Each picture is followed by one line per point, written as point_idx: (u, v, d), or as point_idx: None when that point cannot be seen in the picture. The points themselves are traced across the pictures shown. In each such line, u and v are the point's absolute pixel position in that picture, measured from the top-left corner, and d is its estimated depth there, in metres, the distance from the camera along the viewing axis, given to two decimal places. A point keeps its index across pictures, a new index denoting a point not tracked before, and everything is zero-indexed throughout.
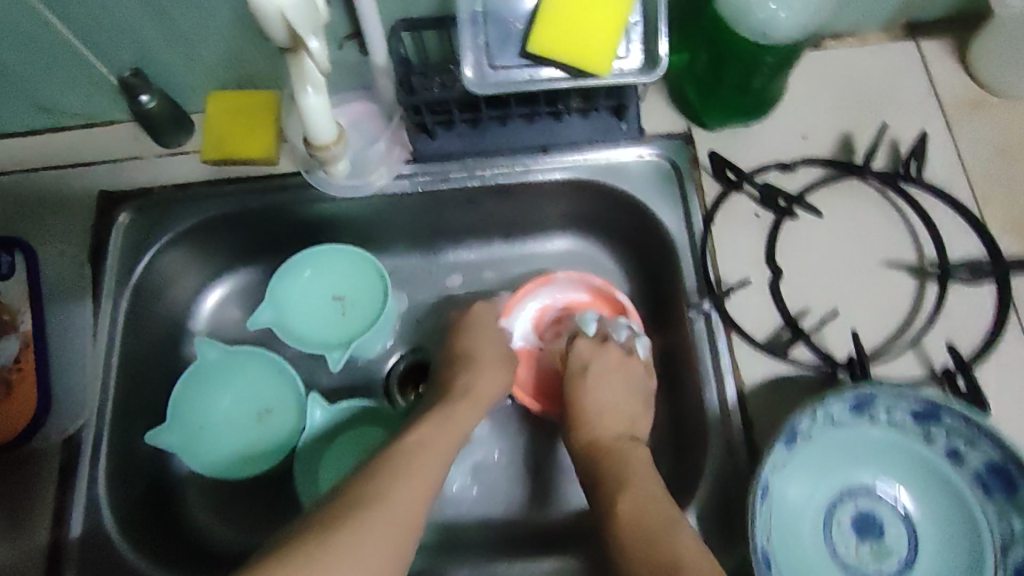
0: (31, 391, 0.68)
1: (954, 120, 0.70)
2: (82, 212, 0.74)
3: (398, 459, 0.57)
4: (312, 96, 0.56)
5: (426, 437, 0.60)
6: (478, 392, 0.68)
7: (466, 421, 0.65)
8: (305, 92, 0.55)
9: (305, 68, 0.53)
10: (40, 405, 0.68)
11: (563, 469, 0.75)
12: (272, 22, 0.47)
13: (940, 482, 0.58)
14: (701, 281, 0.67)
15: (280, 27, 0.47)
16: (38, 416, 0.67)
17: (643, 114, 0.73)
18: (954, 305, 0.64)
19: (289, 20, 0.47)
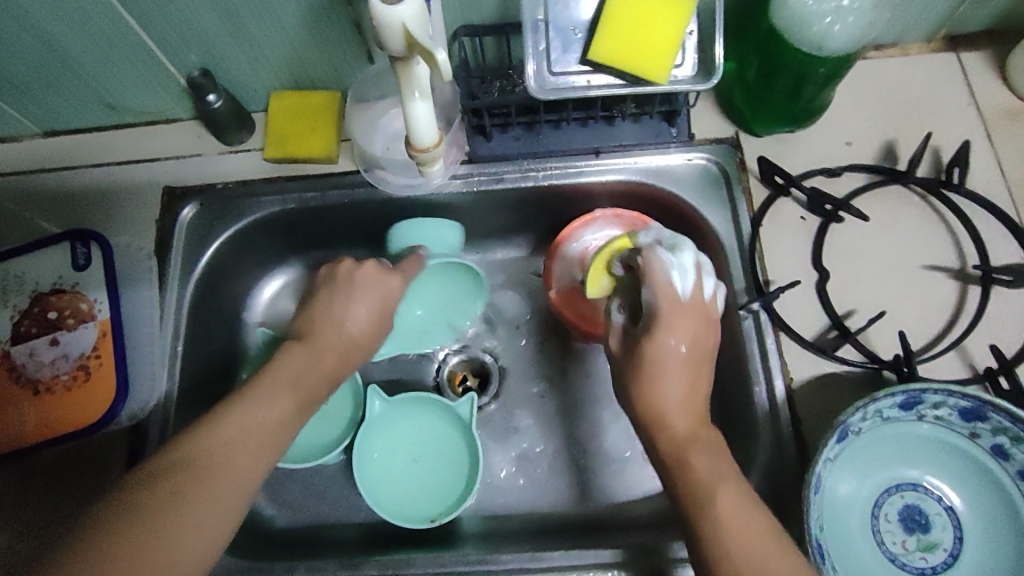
0: (109, 376, 0.71)
1: (994, 130, 0.72)
2: (148, 207, 0.76)
3: (258, 413, 0.58)
4: (417, 101, 0.57)
5: (262, 394, 0.59)
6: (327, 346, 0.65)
7: (320, 378, 0.63)
8: (412, 97, 0.56)
9: (414, 73, 0.54)
10: (117, 394, 0.70)
11: (609, 461, 0.76)
12: (391, 31, 0.49)
13: (986, 478, 0.61)
14: (749, 281, 0.69)
15: (398, 34, 0.49)
16: (115, 401, 0.70)
17: (693, 120, 0.76)
18: (996, 308, 0.67)
19: (409, 29, 0.48)
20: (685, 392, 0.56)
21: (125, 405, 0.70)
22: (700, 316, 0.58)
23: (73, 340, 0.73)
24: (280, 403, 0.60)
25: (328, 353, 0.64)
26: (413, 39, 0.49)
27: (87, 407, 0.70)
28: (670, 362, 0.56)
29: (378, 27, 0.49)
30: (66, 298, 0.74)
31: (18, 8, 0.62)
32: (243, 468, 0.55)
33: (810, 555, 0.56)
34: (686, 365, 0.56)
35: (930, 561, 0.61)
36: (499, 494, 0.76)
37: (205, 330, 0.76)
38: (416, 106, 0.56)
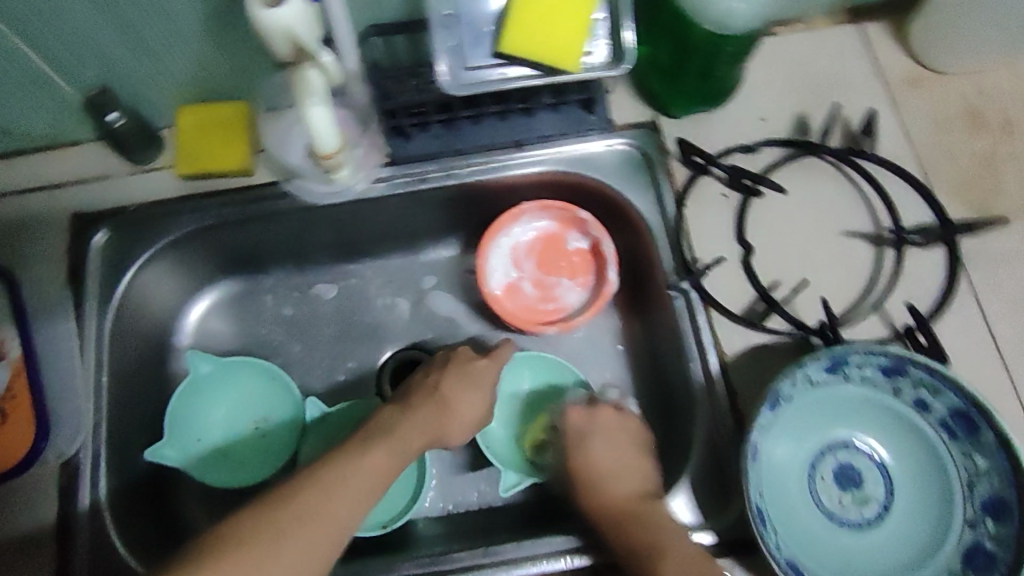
0: (27, 417, 0.67)
1: (897, 97, 0.75)
2: (57, 235, 0.72)
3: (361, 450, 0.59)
4: (316, 108, 0.58)
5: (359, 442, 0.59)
6: (452, 408, 0.66)
7: (421, 444, 0.63)
8: (311, 104, 0.58)
9: (308, 79, 0.57)
10: (38, 433, 0.67)
11: None
12: (275, 34, 0.52)
13: (910, 430, 0.63)
14: (677, 262, 0.70)
15: (280, 36, 0.52)
16: (38, 440, 0.66)
17: (611, 107, 0.76)
18: (910, 267, 0.69)
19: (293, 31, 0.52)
20: (613, 462, 0.66)
21: (51, 443, 0.66)
22: (594, 412, 0.69)
23: None
24: (377, 459, 0.58)
25: (428, 424, 0.64)
26: (299, 42, 0.54)
27: (8, 450, 0.67)
28: (586, 442, 0.68)
29: (263, 33, 0.52)
30: None
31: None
32: (343, 518, 0.54)
33: (752, 521, 0.57)
34: (630, 445, 0.67)
35: (865, 515, 0.63)
36: None
37: (133, 359, 0.73)
38: (314, 112, 0.58)
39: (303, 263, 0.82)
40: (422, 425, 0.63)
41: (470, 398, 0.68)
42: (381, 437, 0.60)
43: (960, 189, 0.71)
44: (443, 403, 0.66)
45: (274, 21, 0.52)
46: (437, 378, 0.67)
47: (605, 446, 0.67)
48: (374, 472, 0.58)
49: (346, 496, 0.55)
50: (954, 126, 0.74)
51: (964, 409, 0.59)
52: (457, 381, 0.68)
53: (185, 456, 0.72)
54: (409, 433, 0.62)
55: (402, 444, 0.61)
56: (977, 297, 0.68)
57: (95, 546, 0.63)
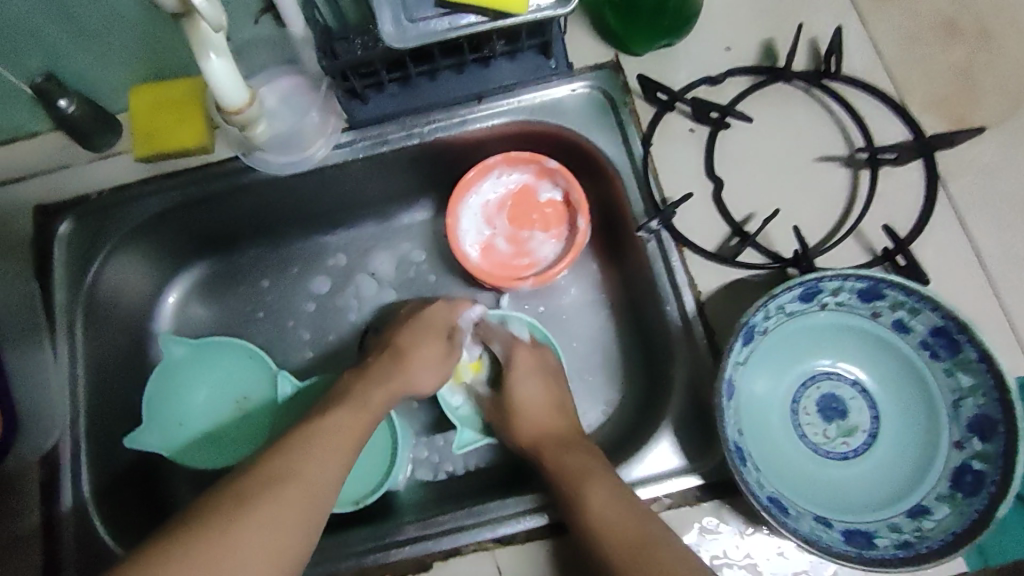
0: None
1: (866, 12, 0.71)
2: (22, 230, 0.72)
3: (322, 429, 0.57)
4: (216, 61, 0.54)
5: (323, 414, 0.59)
6: (414, 360, 0.68)
7: (384, 396, 0.64)
8: (207, 57, 0.54)
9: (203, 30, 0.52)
10: (8, 426, 0.65)
11: None
12: None
13: (892, 354, 0.62)
14: (647, 203, 0.69)
15: None
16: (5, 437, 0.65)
17: (569, 49, 0.73)
18: (888, 189, 0.67)
19: None
20: (540, 399, 0.68)
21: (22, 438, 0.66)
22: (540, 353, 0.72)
23: None
24: (345, 423, 0.59)
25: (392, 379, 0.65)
26: None
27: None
28: (520, 380, 0.70)
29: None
30: None
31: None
32: (319, 482, 0.54)
33: (732, 460, 0.56)
34: (539, 378, 0.70)
35: (852, 445, 0.62)
36: (438, 456, 0.76)
37: (109, 348, 0.73)
38: (214, 65, 0.54)
39: (276, 240, 0.82)
40: (381, 378, 0.65)
41: (432, 350, 0.69)
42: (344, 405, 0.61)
43: (935, 103, 0.68)
44: (399, 355, 0.67)
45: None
46: (401, 340, 0.69)
47: (527, 388, 0.69)
48: (347, 436, 0.58)
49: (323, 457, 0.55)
50: (928, 38, 0.70)
51: (944, 327, 0.57)
52: (413, 335, 0.69)
53: (166, 442, 0.72)
54: (372, 398, 0.62)
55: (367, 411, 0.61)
56: (958, 214, 0.65)
57: (85, 536, 0.64)
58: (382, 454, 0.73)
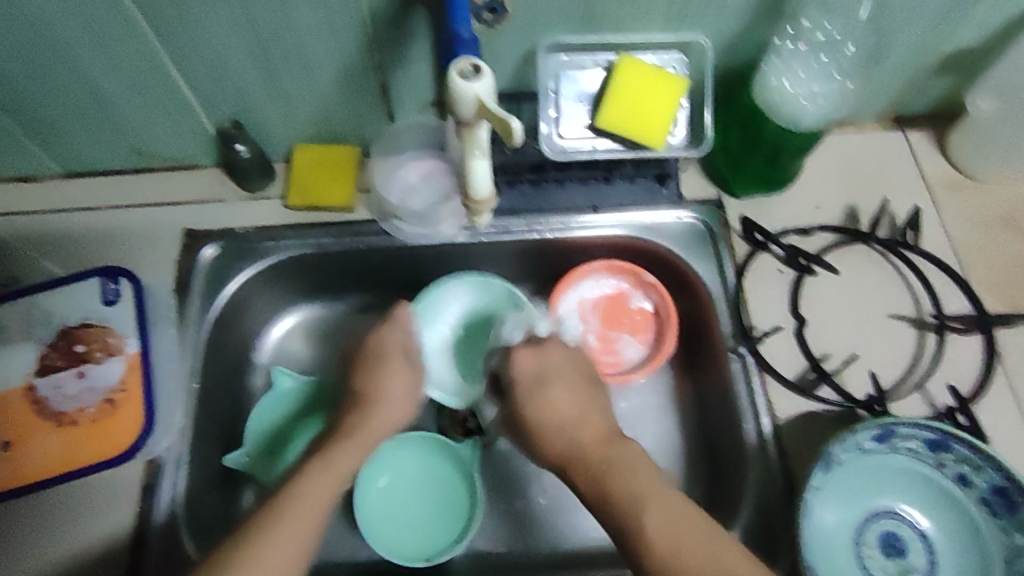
0: (136, 411, 0.73)
1: (939, 199, 0.83)
2: (170, 248, 0.80)
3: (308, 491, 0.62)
4: (479, 160, 0.58)
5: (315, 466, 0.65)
6: (383, 394, 0.72)
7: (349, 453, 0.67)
8: (474, 157, 0.58)
9: (480, 137, 0.56)
10: (143, 427, 0.72)
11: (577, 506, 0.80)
12: (466, 101, 0.52)
13: (951, 503, 0.67)
14: (735, 327, 0.77)
15: (471, 104, 0.52)
16: (143, 433, 0.72)
17: (682, 183, 0.84)
18: (951, 353, 0.75)
19: (484, 100, 0.51)
20: (570, 401, 0.68)
21: (149, 440, 0.71)
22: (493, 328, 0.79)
23: (99, 373, 0.74)
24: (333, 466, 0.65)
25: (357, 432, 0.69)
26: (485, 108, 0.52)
27: (111, 440, 0.71)
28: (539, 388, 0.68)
29: (453, 99, 0.52)
30: (93, 332, 0.76)
31: (62, 51, 0.67)
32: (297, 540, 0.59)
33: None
34: (558, 381, 0.69)
35: None
36: (500, 528, 0.79)
37: (219, 368, 0.78)
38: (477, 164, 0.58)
39: (381, 299, 0.88)
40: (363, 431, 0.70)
41: (395, 378, 0.73)
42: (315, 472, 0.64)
43: (995, 286, 0.78)
44: (369, 399, 0.72)
45: (471, 88, 0.50)
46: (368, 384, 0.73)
47: (558, 386, 0.69)
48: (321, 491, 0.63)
49: (303, 520, 0.60)
50: (991, 229, 0.81)
51: (1004, 487, 0.63)
52: (372, 372, 0.73)
53: (274, 476, 0.78)
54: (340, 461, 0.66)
55: (336, 474, 0.65)
56: (1013, 387, 0.74)
57: (172, 541, 0.68)
58: (455, 517, 0.77)
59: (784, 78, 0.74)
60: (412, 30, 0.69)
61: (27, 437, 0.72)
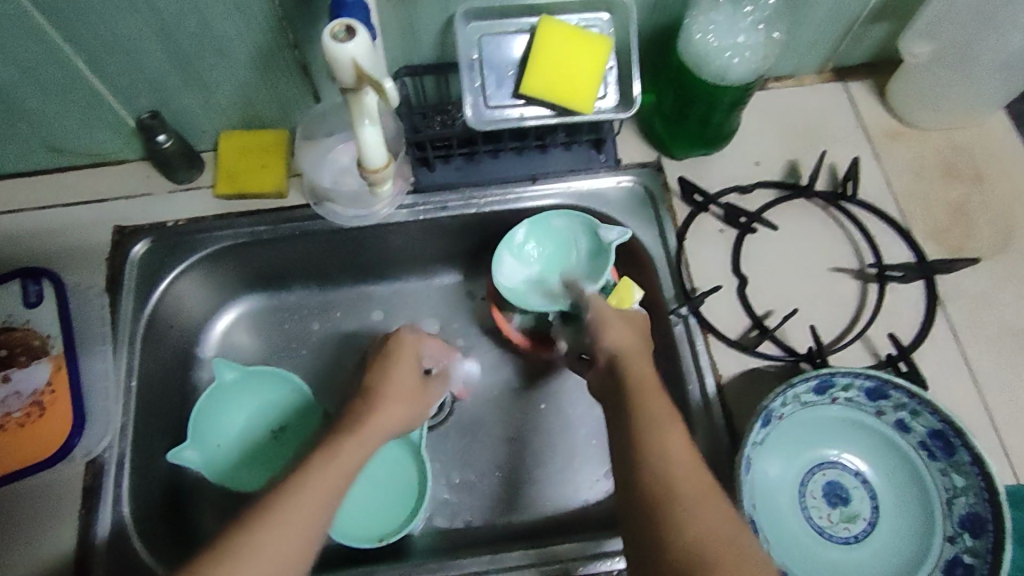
0: (65, 412, 0.72)
1: (879, 148, 0.82)
2: (99, 246, 0.78)
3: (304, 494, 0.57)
4: (369, 129, 0.59)
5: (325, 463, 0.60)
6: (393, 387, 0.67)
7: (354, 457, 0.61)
8: (363, 124, 0.59)
9: (365, 103, 0.57)
10: (72, 427, 0.70)
11: (531, 476, 0.80)
12: (342, 65, 0.52)
13: (893, 449, 0.68)
14: (678, 290, 0.76)
15: (349, 70, 0.53)
16: (70, 433, 0.70)
17: (619, 148, 0.83)
18: (893, 302, 0.75)
19: (360, 63, 0.52)
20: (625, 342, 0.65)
21: (81, 440, 0.70)
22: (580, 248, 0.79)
23: (26, 376, 0.73)
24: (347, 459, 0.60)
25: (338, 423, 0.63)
26: (363, 73, 0.53)
27: (42, 441, 0.71)
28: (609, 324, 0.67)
29: (330, 64, 0.52)
30: (17, 335, 0.74)
31: None
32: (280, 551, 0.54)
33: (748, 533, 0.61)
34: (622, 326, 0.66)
35: (853, 530, 0.67)
36: (455, 505, 0.79)
37: (158, 365, 0.77)
38: (367, 133, 0.59)
39: (325, 285, 0.87)
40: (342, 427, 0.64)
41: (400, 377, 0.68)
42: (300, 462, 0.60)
43: (936, 232, 0.78)
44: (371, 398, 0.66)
45: (346, 55, 0.51)
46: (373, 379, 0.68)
47: (615, 333, 0.66)
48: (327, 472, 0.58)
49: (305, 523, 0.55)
50: (931, 174, 0.81)
51: (942, 430, 0.63)
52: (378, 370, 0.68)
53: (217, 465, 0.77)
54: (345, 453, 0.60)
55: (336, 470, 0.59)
56: (954, 331, 0.73)
57: (118, 540, 0.67)
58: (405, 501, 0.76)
59: (706, 30, 0.70)
60: (322, 5, 0.66)
61: None
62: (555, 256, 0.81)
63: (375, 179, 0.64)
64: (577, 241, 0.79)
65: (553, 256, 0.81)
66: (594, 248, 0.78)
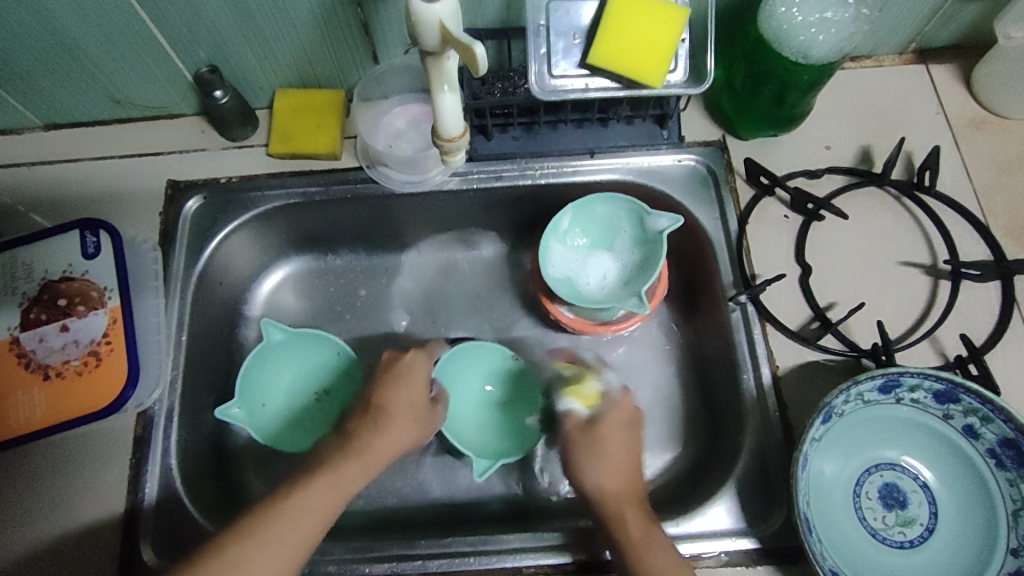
0: (121, 365, 0.71)
1: (961, 137, 0.77)
2: (154, 201, 0.78)
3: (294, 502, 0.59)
4: (447, 95, 0.57)
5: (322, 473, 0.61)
6: (405, 396, 0.68)
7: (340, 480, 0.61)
8: (441, 91, 0.57)
9: (446, 67, 0.55)
10: (128, 380, 0.71)
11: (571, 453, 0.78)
12: (429, 27, 0.50)
13: (957, 455, 0.65)
14: (736, 276, 0.73)
15: (435, 31, 0.51)
16: (127, 386, 0.71)
17: (683, 124, 0.79)
18: (965, 301, 0.71)
19: (447, 26, 0.50)
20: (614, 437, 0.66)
21: (135, 391, 0.71)
22: (632, 230, 0.78)
23: (83, 326, 0.73)
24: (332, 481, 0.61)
25: (325, 504, 0.60)
26: (448, 36, 0.51)
27: (99, 392, 0.71)
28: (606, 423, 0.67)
29: (416, 26, 0.50)
30: (75, 286, 0.75)
31: None
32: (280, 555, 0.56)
33: (801, 530, 0.59)
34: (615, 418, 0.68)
35: (909, 536, 0.65)
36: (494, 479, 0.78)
37: (207, 322, 0.78)
38: (445, 100, 0.57)
39: (373, 249, 0.86)
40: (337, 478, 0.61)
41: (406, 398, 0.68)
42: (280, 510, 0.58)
43: (1017, 229, 0.73)
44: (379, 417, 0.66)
45: (433, 16, 0.49)
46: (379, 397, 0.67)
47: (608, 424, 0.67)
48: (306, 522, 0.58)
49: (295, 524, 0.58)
50: (1015, 168, 0.76)
51: (1013, 439, 0.60)
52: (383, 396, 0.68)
53: (261, 421, 0.77)
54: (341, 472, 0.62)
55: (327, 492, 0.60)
56: None
57: (166, 492, 0.68)
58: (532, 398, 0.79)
59: (791, 5, 0.67)
60: None
61: (13, 391, 0.72)
62: (601, 240, 0.79)
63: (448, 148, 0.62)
64: (622, 226, 0.78)
65: (598, 238, 0.79)
66: (641, 232, 0.77)
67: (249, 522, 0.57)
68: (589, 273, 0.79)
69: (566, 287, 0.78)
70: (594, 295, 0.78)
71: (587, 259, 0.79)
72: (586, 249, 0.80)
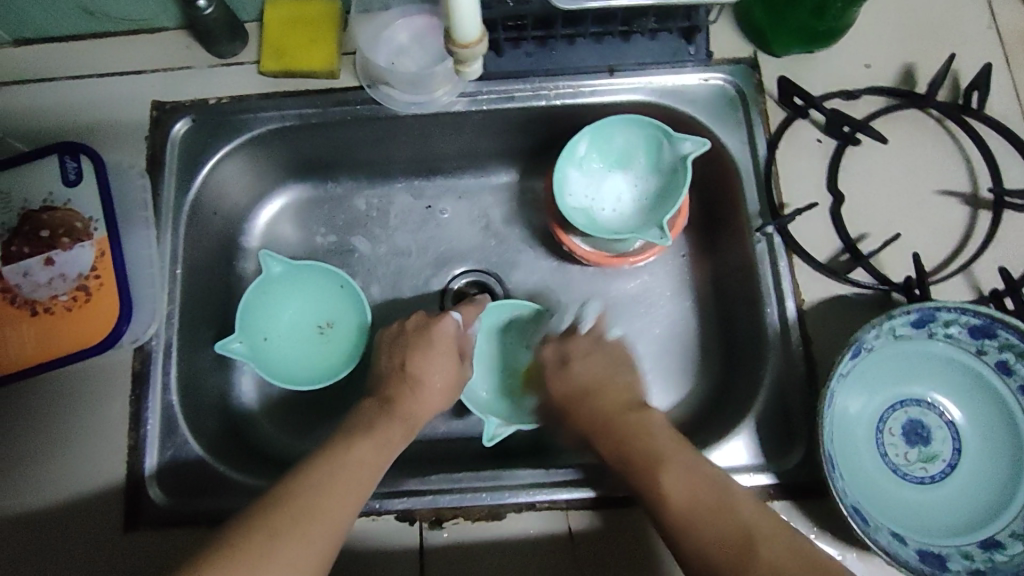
0: (112, 300, 0.68)
1: (1013, 53, 0.71)
2: (138, 125, 0.72)
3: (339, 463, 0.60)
4: None
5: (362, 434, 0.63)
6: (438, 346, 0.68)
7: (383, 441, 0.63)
8: None
9: None
10: (122, 313, 0.68)
11: None
12: None
13: (987, 392, 0.63)
14: (763, 205, 0.69)
15: None
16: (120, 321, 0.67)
17: (711, 40, 0.73)
18: (1005, 232, 0.68)
19: None
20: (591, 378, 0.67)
21: (130, 327, 0.67)
22: (652, 154, 0.73)
23: (70, 258, 0.69)
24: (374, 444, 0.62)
25: (368, 463, 0.61)
26: None
27: (91, 328, 0.68)
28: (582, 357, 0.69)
29: None
30: (56, 216, 0.70)
31: None
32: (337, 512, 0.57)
33: (825, 466, 0.57)
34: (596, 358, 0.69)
35: (931, 472, 0.63)
36: None
37: (202, 255, 0.74)
38: None
39: (374, 176, 0.81)
40: (383, 442, 0.63)
41: (439, 364, 0.68)
42: (331, 469, 0.59)
43: None
44: (414, 380, 0.67)
45: None
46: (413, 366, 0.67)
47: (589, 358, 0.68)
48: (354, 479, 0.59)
49: (346, 481, 0.59)
50: None
51: None
52: (417, 355, 0.68)
53: (262, 354, 0.74)
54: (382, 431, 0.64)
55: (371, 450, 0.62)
56: None
57: (170, 428, 0.66)
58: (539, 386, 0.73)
59: None
60: None
61: None
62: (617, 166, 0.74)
63: (462, 55, 0.56)
64: (640, 151, 0.73)
65: (615, 164, 0.74)
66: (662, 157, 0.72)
67: (286, 484, 0.58)
68: (603, 200, 0.75)
69: (581, 216, 0.73)
70: (609, 225, 0.74)
71: (602, 187, 0.75)
72: (601, 175, 0.75)
